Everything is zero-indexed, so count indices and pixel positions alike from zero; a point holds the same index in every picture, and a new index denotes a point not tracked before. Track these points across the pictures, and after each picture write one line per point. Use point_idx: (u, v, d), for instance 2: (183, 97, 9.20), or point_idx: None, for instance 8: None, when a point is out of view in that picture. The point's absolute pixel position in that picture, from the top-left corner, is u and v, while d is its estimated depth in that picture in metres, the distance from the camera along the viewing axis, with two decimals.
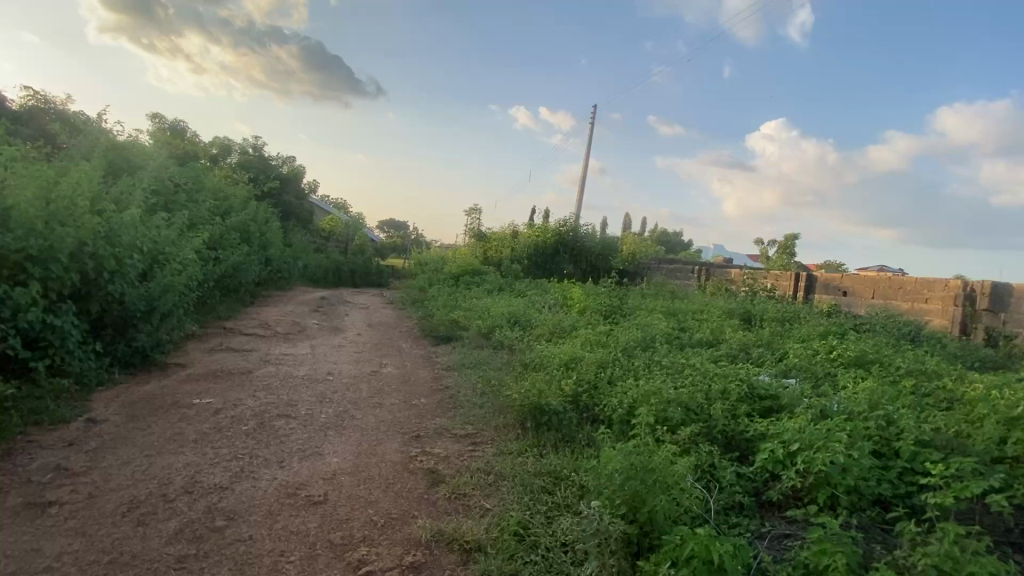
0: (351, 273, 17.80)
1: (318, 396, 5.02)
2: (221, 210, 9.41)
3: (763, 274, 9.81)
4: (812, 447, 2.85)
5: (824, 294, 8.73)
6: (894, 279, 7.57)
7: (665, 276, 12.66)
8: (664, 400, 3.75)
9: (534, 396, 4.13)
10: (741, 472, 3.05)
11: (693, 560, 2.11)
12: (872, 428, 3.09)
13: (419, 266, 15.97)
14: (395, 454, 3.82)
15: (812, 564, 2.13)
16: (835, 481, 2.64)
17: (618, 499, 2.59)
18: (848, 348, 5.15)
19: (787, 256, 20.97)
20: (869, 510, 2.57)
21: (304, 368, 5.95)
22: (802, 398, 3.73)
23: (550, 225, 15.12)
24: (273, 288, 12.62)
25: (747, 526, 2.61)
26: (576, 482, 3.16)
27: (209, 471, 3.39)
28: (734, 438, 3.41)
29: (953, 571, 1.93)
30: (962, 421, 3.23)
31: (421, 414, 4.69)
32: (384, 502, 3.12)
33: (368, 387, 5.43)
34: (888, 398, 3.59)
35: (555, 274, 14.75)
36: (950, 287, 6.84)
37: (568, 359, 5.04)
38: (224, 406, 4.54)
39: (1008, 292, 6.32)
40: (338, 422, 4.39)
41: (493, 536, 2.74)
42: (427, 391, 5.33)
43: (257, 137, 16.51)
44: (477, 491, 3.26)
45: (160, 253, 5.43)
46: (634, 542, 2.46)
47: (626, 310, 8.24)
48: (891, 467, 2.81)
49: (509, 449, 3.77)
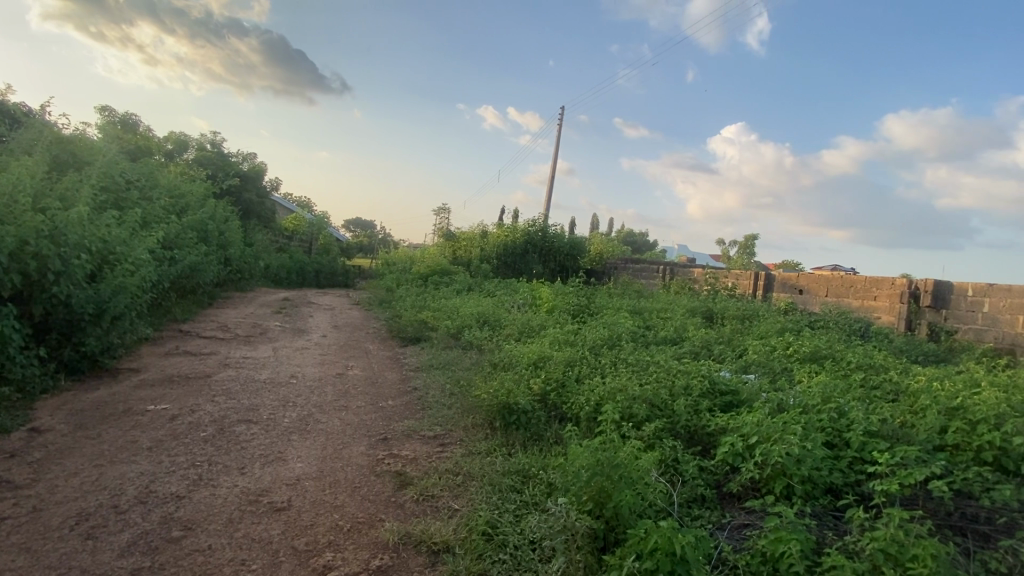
0: (315, 273, 17.41)
1: (281, 400, 4.90)
2: (177, 207, 9.05)
3: (724, 274, 10.13)
4: (769, 440, 2.96)
5: (781, 293, 9.07)
6: (845, 278, 7.95)
7: (631, 275, 12.92)
8: (629, 397, 3.83)
9: (502, 395, 4.14)
10: (703, 465, 3.14)
11: (657, 552, 2.16)
12: (825, 420, 3.23)
13: (387, 267, 15.77)
14: (362, 457, 3.76)
15: (769, 551, 2.22)
16: (790, 472, 2.74)
17: (585, 495, 2.64)
18: (804, 344, 5.38)
19: (747, 256, 21.76)
20: (822, 498, 2.69)
21: (267, 371, 5.78)
22: (760, 393, 3.88)
23: (519, 225, 15.17)
24: (234, 288, 12.22)
25: (708, 518, 2.70)
26: (544, 479, 3.19)
27: (165, 480, 3.26)
28: (697, 432, 3.51)
29: (898, 554, 2.04)
30: (907, 412, 3.42)
31: (389, 416, 4.64)
32: (350, 507, 3.06)
33: (334, 390, 5.33)
34: (839, 391, 3.77)
35: (524, 274, 14.82)
36: (896, 285, 7.23)
37: (536, 358, 5.07)
38: (181, 413, 4.37)
39: (949, 289, 6.72)
40: (302, 426, 4.29)
41: (462, 536, 2.74)
42: (395, 393, 5.26)
43: (215, 133, 16.00)
44: (445, 492, 3.25)
45: (110, 253, 5.17)
46: (600, 537, 2.49)
47: (593, 310, 8.34)
48: (842, 457, 2.95)
49: (477, 450, 3.77)
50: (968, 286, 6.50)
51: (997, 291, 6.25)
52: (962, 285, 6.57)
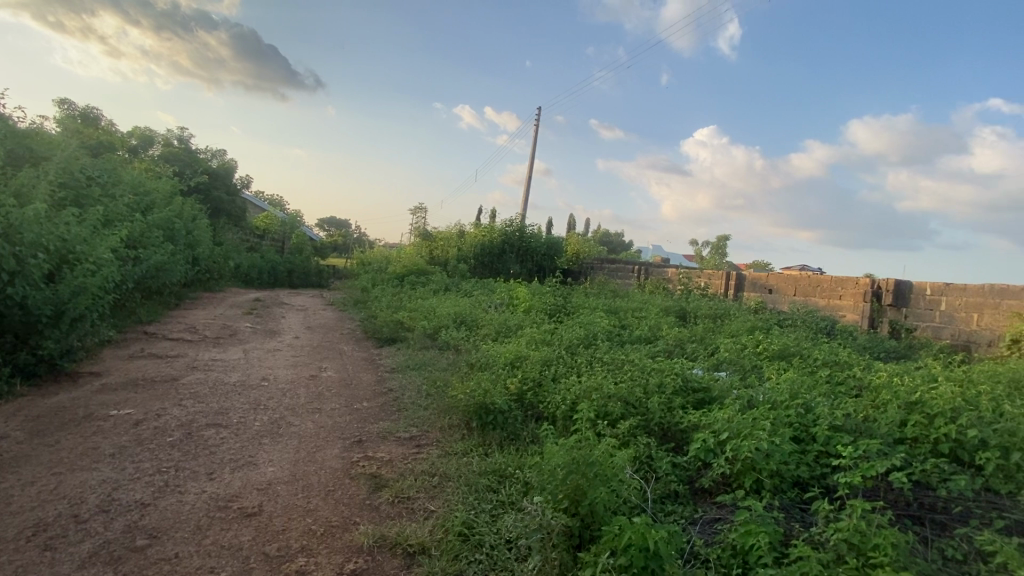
0: (288, 273, 17.06)
1: (252, 403, 4.78)
2: (142, 205, 8.75)
3: (697, 274, 10.34)
4: (739, 436, 3.04)
5: (752, 292, 9.30)
6: (812, 277, 8.20)
7: (607, 275, 13.05)
8: (604, 396, 3.87)
9: (479, 395, 4.14)
10: (676, 461, 3.20)
11: (631, 548, 2.19)
12: (793, 415, 3.33)
13: (361, 267, 15.56)
14: (336, 460, 3.70)
15: (739, 544, 2.28)
16: (759, 467, 2.81)
17: (560, 493, 2.66)
18: (773, 341, 5.53)
19: (719, 256, 22.29)
20: (790, 492, 2.77)
21: (237, 374, 5.64)
22: (730, 390, 3.98)
23: (496, 225, 15.17)
24: (202, 289, 11.88)
25: (681, 513, 2.75)
26: (521, 479, 3.20)
27: (129, 487, 3.15)
28: (670, 429, 3.58)
29: (861, 543, 2.12)
30: (870, 407, 3.55)
31: (364, 418, 4.58)
32: (323, 510, 3.01)
33: (307, 392, 5.23)
34: (806, 387, 3.89)
35: (501, 274, 14.82)
36: (860, 285, 7.50)
37: (513, 358, 5.08)
38: (146, 417, 4.22)
39: (908, 289, 7.01)
40: (273, 429, 4.20)
41: (437, 537, 2.72)
42: (370, 395, 5.20)
43: (183, 128, 15.55)
44: (421, 493, 3.23)
45: (70, 253, 4.97)
46: (575, 534, 2.52)
47: (569, 309, 8.40)
48: (809, 450, 3.04)
49: (453, 450, 3.76)
50: (927, 285, 6.79)
51: (953, 290, 6.54)
52: (921, 284, 6.85)
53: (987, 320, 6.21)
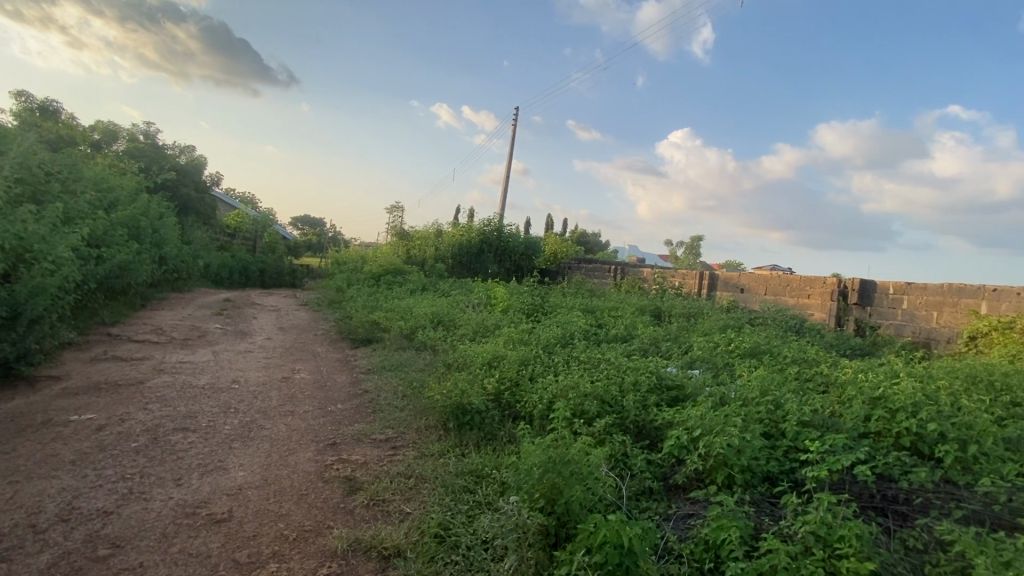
0: (260, 272, 16.67)
1: (222, 406, 4.66)
2: (105, 202, 8.44)
3: (672, 274, 10.51)
4: (712, 432, 3.10)
5: (725, 291, 9.50)
6: (782, 277, 8.42)
7: (584, 275, 13.14)
8: (581, 394, 3.91)
9: (456, 396, 4.11)
10: (651, 459, 3.25)
11: (606, 545, 2.21)
12: (764, 411, 3.41)
13: (336, 266, 15.31)
14: (309, 463, 3.64)
15: (711, 539, 2.33)
16: (731, 463, 2.87)
17: (536, 492, 2.67)
18: (744, 340, 5.66)
19: (693, 256, 22.72)
20: (760, 486, 2.83)
21: (205, 376, 5.48)
22: (703, 387, 4.06)
23: (474, 224, 15.11)
24: (169, 289, 11.52)
25: (655, 510, 2.79)
26: (497, 478, 3.19)
27: (90, 495, 3.02)
28: (645, 427, 3.63)
29: (827, 535, 2.19)
30: (835, 402, 3.66)
31: (338, 420, 4.50)
32: (296, 515, 2.95)
33: (279, 395, 5.11)
34: (775, 383, 3.99)
35: (479, 273, 14.78)
36: (827, 284, 7.74)
37: (490, 358, 5.07)
38: (110, 422, 4.07)
39: (873, 288, 7.26)
40: (244, 433, 4.10)
41: (413, 539, 2.70)
42: (345, 396, 5.13)
43: (149, 123, 15.05)
44: (396, 495, 3.19)
45: (27, 252, 4.76)
46: (552, 533, 2.53)
47: (547, 309, 8.43)
48: (778, 445, 3.13)
49: (430, 451, 3.73)
50: (890, 284, 7.04)
51: (915, 288, 6.80)
52: (884, 283, 7.11)
53: (947, 317, 6.48)
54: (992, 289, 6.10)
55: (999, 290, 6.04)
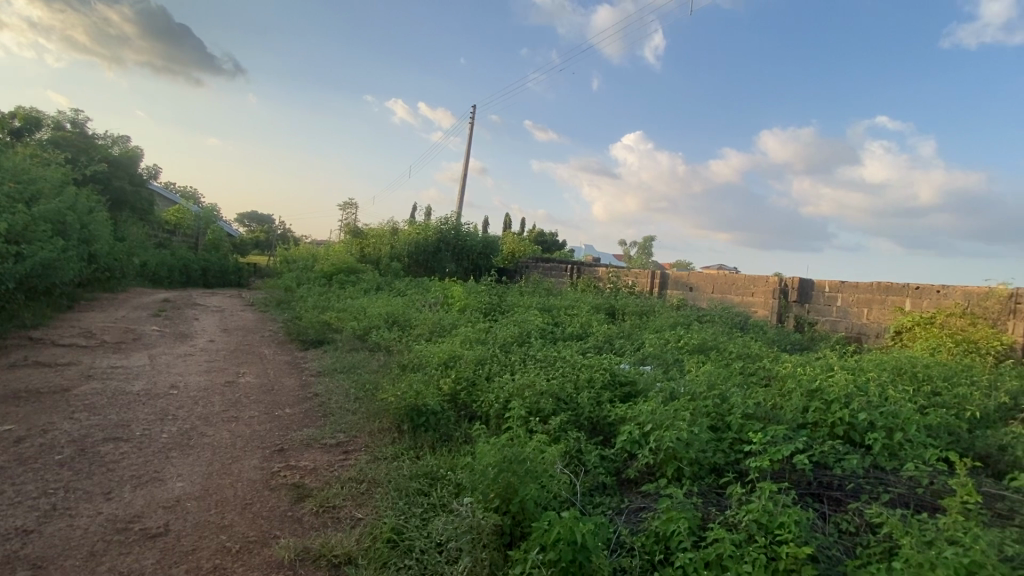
0: (202, 272, 15.82)
1: (158, 413, 4.38)
2: (24, 194, 7.76)
3: (626, 272, 10.76)
4: (662, 427, 3.18)
5: (676, 290, 9.80)
6: (728, 276, 8.80)
7: (541, 274, 13.23)
8: (537, 393, 3.93)
9: (410, 397, 4.04)
10: (604, 454, 3.31)
11: (560, 543, 2.23)
12: (710, 405, 3.54)
13: (286, 265, 14.75)
14: (254, 471, 3.48)
15: (661, 531, 2.39)
16: (680, 455, 2.96)
17: (491, 492, 2.66)
18: (693, 336, 5.87)
19: (646, 256, 23.38)
20: (707, 478, 2.93)
21: (140, 383, 5.13)
22: (654, 382, 4.18)
23: (431, 222, 14.91)
24: (100, 289, 10.76)
25: (608, 504, 2.84)
26: (452, 480, 3.16)
27: (6, 513, 2.77)
28: (599, 423, 3.70)
29: (768, 522, 2.29)
30: (777, 394, 3.85)
31: (286, 425, 4.33)
32: (240, 526, 2.82)
33: (222, 400, 4.87)
34: (721, 378, 4.16)
35: (436, 272, 14.62)
36: (769, 283, 8.14)
37: (446, 358, 5.01)
38: (30, 434, 3.74)
39: (811, 287, 7.69)
40: (183, 441, 3.87)
41: (365, 545, 2.63)
42: (293, 400, 4.94)
43: (77, 110, 13.98)
44: (348, 501, 3.10)
45: None
46: (507, 533, 2.53)
47: (504, 308, 8.43)
48: (724, 438, 3.25)
49: (383, 455, 3.65)
50: (826, 283, 7.49)
51: (847, 287, 7.25)
52: (821, 283, 7.56)
53: (876, 314, 6.93)
54: (916, 287, 6.56)
55: (921, 288, 6.50)
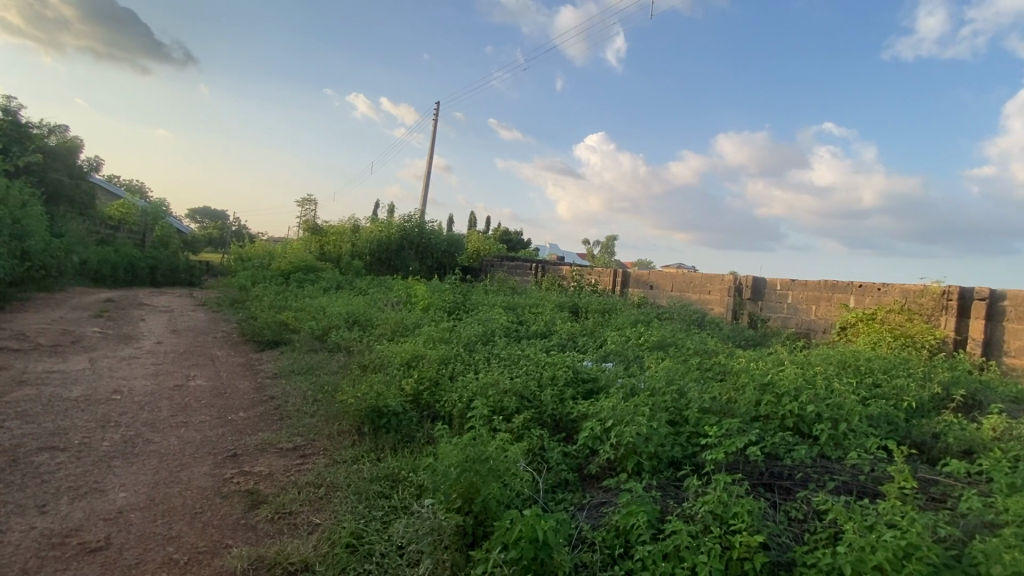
0: (149, 270, 15.03)
1: (99, 420, 4.12)
2: None
3: (589, 271, 10.91)
4: (622, 422, 3.24)
5: (637, 288, 10.00)
6: (686, 274, 9.05)
7: (506, 273, 13.23)
8: (501, 391, 3.93)
9: (370, 398, 3.97)
10: (567, 451, 3.35)
11: (521, 540, 2.23)
12: (669, 400, 3.63)
13: (241, 263, 14.20)
14: (205, 478, 3.33)
15: (622, 525, 2.43)
16: (640, 450, 3.03)
17: (453, 493, 2.63)
18: (653, 333, 6.01)
19: (608, 254, 23.75)
20: (666, 471, 3.00)
21: (79, 388, 4.82)
22: (615, 379, 4.25)
23: (394, 220, 14.67)
24: (34, 289, 10.06)
25: (571, 501, 2.87)
26: (413, 481, 3.11)
27: None
28: (562, 420, 3.73)
29: (723, 513, 2.37)
30: (732, 389, 3.98)
31: (239, 430, 4.17)
32: (189, 536, 2.69)
33: (170, 405, 4.63)
34: (680, 373, 4.28)
35: (399, 271, 14.40)
36: (725, 281, 8.43)
37: (409, 358, 4.94)
38: None
39: (763, 285, 8.01)
40: (126, 449, 3.66)
41: (322, 552, 2.56)
42: (248, 404, 4.76)
43: (8, 97, 13.04)
44: (305, 507, 3.02)
45: None
46: (468, 532, 2.51)
47: (468, 307, 8.38)
48: (682, 432, 3.34)
49: (342, 458, 3.57)
50: (777, 281, 7.81)
51: (797, 285, 7.58)
52: (773, 281, 7.88)
53: (823, 310, 7.28)
54: (859, 285, 6.92)
55: (864, 286, 6.87)
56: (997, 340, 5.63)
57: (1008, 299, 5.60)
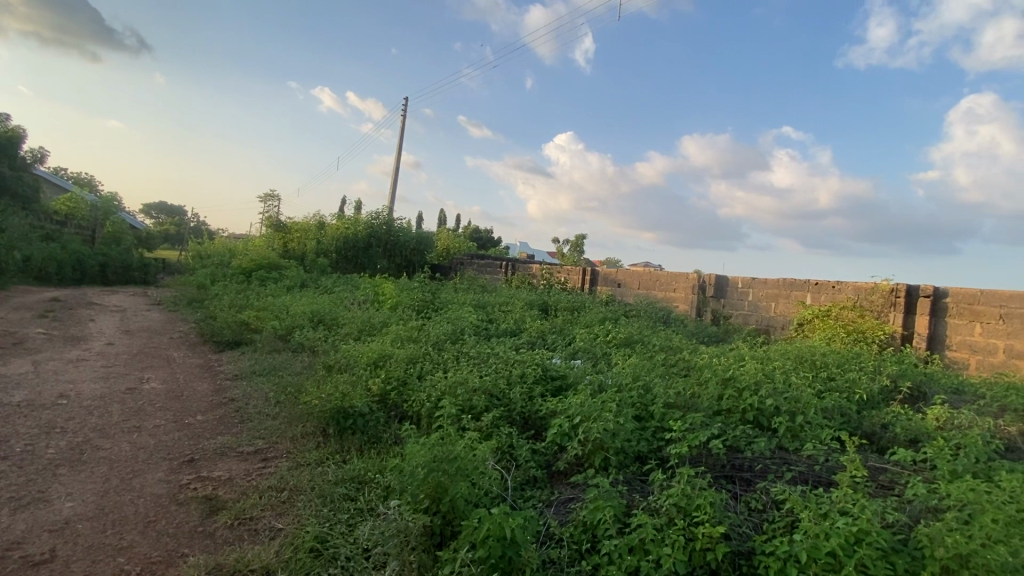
0: (100, 267, 14.30)
1: (43, 427, 3.90)
2: None
3: (558, 270, 10.98)
4: (590, 418, 3.28)
5: (605, 287, 10.13)
6: (652, 273, 9.23)
7: (476, 271, 13.18)
8: (470, 390, 3.91)
9: (336, 399, 3.89)
10: (536, 448, 3.37)
11: (489, 539, 2.23)
12: (635, 396, 3.70)
13: (199, 261, 13.68)
14: (159, 485, 3.19)
15: (589, 520, 2.46)
16: (607, 445, 3.07)
17: (420, 493, 2.61)
18: (620, 331, 6.11)
19: (577, 253, 23.89)
20: (632, 465, 3.05)
21: (21, 393, 4.55)
22: (584, 375, 4.30)
23: (361, 216, 14.39)
24: None
25: (539, 497, 2.89)
26: (380, 483, 3.06)
27: None
28: (530, 417, 3.75)
29: (687, 505, 2.42)
30: (695, 384, 4.09)
31: (197, 434, 4.01)
32: (142, 546, 2.58)
33: (122, 409, 4.42)
34: (645, 370, 4.36)
35: (366, 268, 14.15)
36: (689, 280, 8.64)
37: (376, 357, 4.87)
38: None
39: (726, 283, 8.25)
40: (74, 457, 3.47)
41: (285, 557, 2.50)
42: (206, 406, 4.59)
43: None
44: (267, 511, 2.93)
45: None
46: (436, 533, 2.49)
47: (437, 305, 8.30)
48: (648, 426, 3.41)
49: (306, 461, 3.49)
50: (739, 279, 8.06)
51: (758, 283, 7.84)
52: (735, 279, 8.12)
53: (782, 307, 7.55)
54: (815, 283, 7.20)
55: (820, 284, 7.15)
56: (940, 335, 5.96)
57: (950, 296, 5.93)
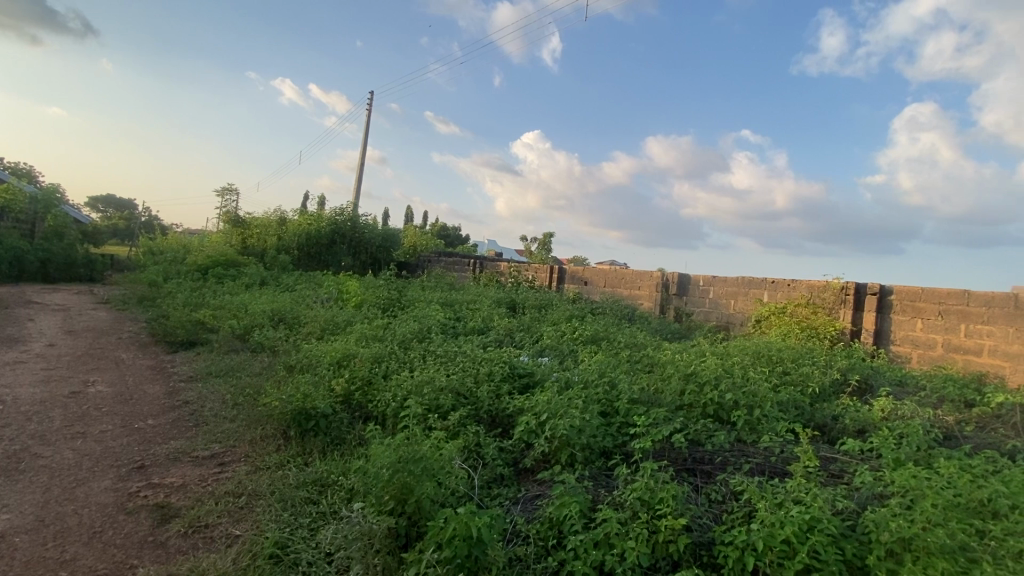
0: (41, 263, 13.46)
1: None
2: None
3: (526, 267, 11.01)
4: (556, 415, 3.31)
5: (572, 285, 10.23)
6: (618, 270, 9.39)
7: (443, 268, 13.06)
8: (436, 389, 3.88)
9: (298, 400, 3.77)
10: (502, 446, 3.36)
11: (455, 539, 2.22)
12: (601, 392, 3.75)
13: (151, 257, 13.05)
14: (106, 494, 3.03)
15: (554, 516, 2.48)
16: (573, 442, 3.10)
17: (385, 495, 2.57)
18: (586, 328, 6.18)
19: (545, 251, 23.93)
20: (597, 461, 3.09)
21: None
22: (551, 373, 4.33)
23: (324, 212, 14.02)
24: None
25: (505, 495, 2.90)
26: (343, 485, 2.99)
27: None
28: (498, 416, 3.75)
29: (650, 498, 2.47)
30: (659, 379, 4.17)
31: (148, 438, 3.83)
32: (86, 558, 2.44)
33: (65, 414, 4.17)
34: (611, 366, 4.43)
35: (330, 265, 13.81)
36: (653, 278, 8.83)
37: (340, 356, 4.76)
38: None
39: (688, 281, 8.46)
40: (10, 466, 3.25)
41: (242, 566, 2.41)
42: (158, 409, 4.39)
43: None
44: (223, 518, 2.82)
45: None
46: (401, 534, 2.47)
47: (403, 304, 8.18)
48: (613, 422, 3.46)
49: (266, 464, 3.38)
50: (700, 277, 8.28)
51: (718, 281, 8.08)
52: (696, 277, 8.34)
53: (740, 304, 7.81)
54: (772, 281, 7.47)
55: (776, 282, 7.41)
56: (886, 330, 6.30)
57: (895, 293, 6.26)
